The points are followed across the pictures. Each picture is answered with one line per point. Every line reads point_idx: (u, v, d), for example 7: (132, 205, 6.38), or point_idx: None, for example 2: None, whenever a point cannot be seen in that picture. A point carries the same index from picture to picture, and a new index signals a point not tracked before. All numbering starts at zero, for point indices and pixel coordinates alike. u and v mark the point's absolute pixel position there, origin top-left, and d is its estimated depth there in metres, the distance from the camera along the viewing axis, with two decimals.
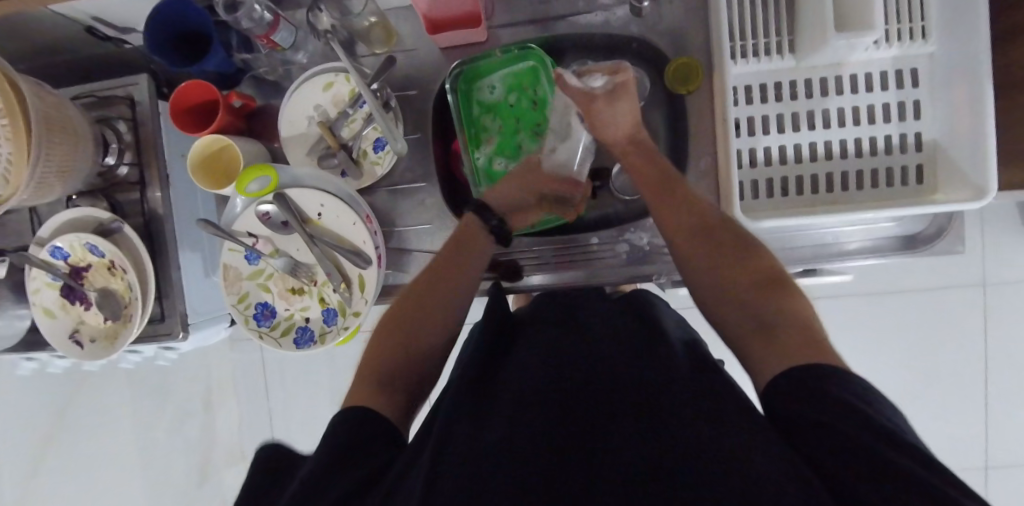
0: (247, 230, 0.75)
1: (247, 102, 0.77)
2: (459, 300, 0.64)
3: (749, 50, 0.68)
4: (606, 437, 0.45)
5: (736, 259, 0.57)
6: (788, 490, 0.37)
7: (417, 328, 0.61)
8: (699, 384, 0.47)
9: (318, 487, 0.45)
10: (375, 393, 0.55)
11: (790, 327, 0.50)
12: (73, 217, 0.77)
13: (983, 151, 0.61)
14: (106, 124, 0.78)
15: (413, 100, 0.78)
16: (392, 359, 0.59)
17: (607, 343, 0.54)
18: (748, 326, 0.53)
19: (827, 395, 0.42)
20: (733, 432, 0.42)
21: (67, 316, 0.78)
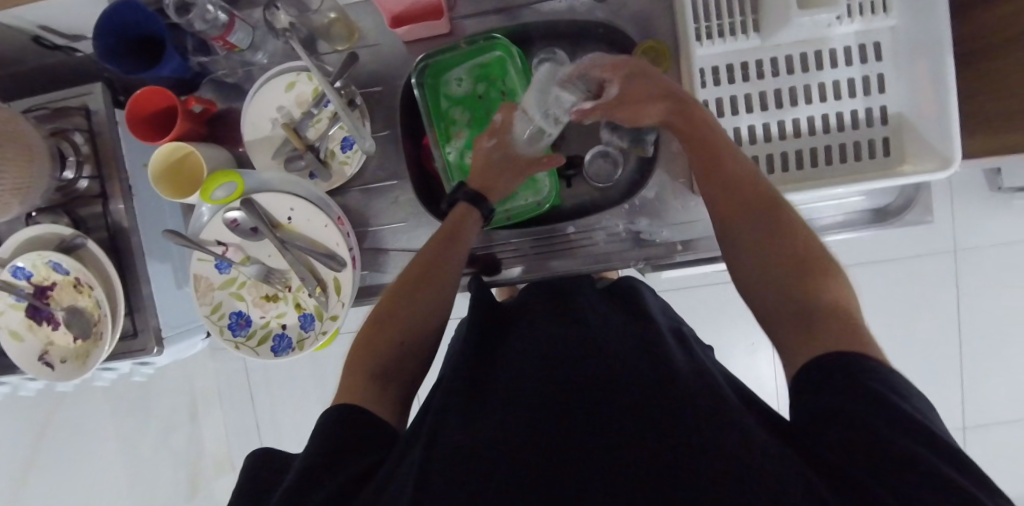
0: (215, 238, 0.73)
1: (208, 106, 0.74)
2: (440, 299, 0.62)
3: (714, 31, 0.67)
4: (608, 435, 0.43)
5: (789, 256, 0.53)
6: (779, 479, 0.38)
7: (405, 307, 0.60)
8: (702, 382, 0.46)
9: (310, 485, 0.45)
10: (372, 393, 0.54)
11: (833, 320, 0.47)
12: (33, 235, 0.74)
13: (947, 120, 0.62)
14: (62, 137, 0.75)
15: (380, 96, 0.77)
16: (387, 349, 0.58)
17: (608, 339, 0.53)
18: (792, 313, 0.50)
19: (849, 373, 0.42)
20: (732, 431, 0.41)
21: (36, 338, 0.76)
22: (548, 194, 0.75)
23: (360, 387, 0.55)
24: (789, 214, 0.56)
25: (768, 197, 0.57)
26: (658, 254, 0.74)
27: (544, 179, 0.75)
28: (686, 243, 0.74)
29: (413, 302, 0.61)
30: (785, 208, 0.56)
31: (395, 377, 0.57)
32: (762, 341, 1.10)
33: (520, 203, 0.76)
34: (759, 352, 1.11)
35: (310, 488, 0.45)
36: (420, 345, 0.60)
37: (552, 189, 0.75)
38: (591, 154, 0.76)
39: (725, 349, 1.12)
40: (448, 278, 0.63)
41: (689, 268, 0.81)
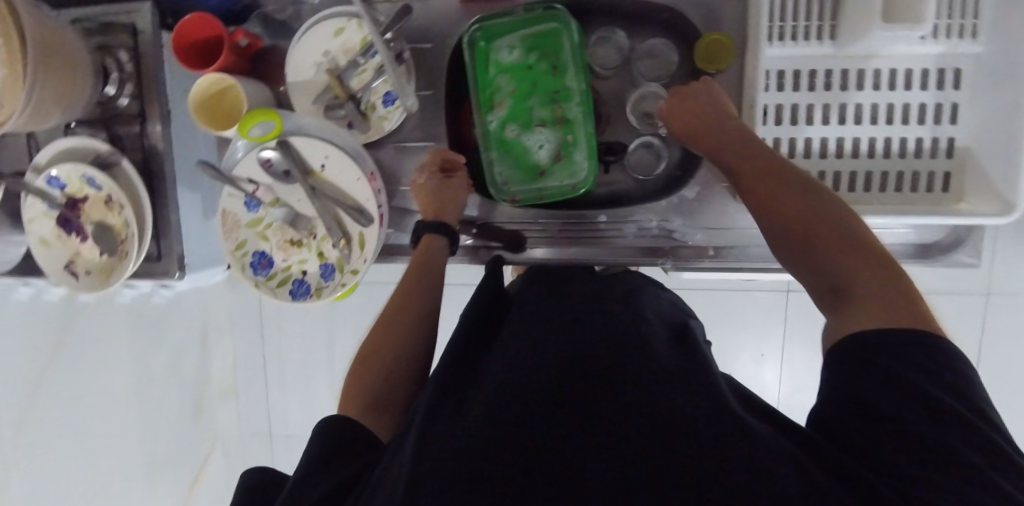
0: (247, 176, 0.73)
1: (253, 41, 0.73)
2: (433, 295, 0.65)
3: (787, 33, 0.63)
4: (608, 432, 0.42)
5: (812, 251, 0.50)
6: (779, 475, 0.38)
7: (403, 308, 0.64)
8: (683, 386, 0.46)
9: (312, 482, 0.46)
10: (372, 409, 0.55)
11: (867, 280, 0.46)
12: (70, 146, 0.75)
13: (1016, 163, 0.58)
14: (108, 52, 0.74)
15: (427, 53, 0.74)
16: (385, 347, 0.60)
17: (602, 344, 0.53)
18: (826, 279, 0.49)
19: (875, 369, 0.41)
20: (736, 441, 0.40)
21: (63, 248, 0.77)
22: (584, 178, 0.73)
23: (358, 398, 0.55)
24: (833, 213, 0.51)
25: (822, 198, 0.52)
26: (685, 256, 0.74)
27: (583, 162, 0.73)
28: (718, 249, 0.73)
29: (410, 302, 0.64)
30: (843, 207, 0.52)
31: (386, 385, 0.57)
32: (770, 352, 1.09)
33: (553, 185, 0.74)
34: (766, 363, 1.10)
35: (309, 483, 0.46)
36: (415, 354, 0.61)
37: (590, 174, 0.72)
38: (634, 143, 0.74)
39: (732, 355, 1.11)
40: (435, 275, 0.66)
41: (712, 274, 0.79)
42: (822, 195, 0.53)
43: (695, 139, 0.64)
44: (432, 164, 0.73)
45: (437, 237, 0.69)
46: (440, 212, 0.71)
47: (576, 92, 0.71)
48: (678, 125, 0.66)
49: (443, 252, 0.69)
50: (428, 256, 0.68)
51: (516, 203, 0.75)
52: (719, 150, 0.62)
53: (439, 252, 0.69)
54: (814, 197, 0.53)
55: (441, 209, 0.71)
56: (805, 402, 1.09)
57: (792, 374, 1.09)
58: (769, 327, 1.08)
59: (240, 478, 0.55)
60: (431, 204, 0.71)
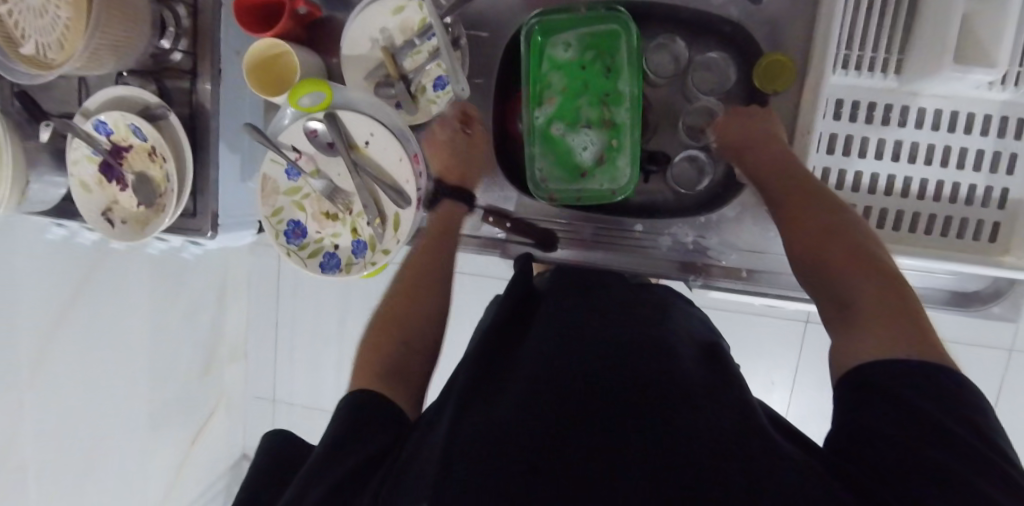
0: (291, 143, 0.74)
1: (313, 10, 0.72)
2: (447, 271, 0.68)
3: (852, 61, 0.63)
4: (608, 434, 0.41)
5: (829, 278, 0.51)
6: (780, 474, 0.37)
7: (420, 283, 0.65)
8: (683, 389, 0.45)
9: (331, 463, 0.45)
10: (390, 384, 0.54)
11: (864, 294, 0.48)
12: (119, 94, 0.76)
13: None
14: (167, 6, 0.75)
15: (483, 41, 0.74)
16: (400, 322, 0.62)
17: (606, 342, 0.52)
18: (830, 290, 0.51)
19: (892, 393, 0.40)
20: (738, 447, 0.39)
21: (103, 194, 0.78)
22: (624, 185, 0.72)
23: (374, 373, 0.55)
24: (857, 243, 0.52)
25: (845, 223, 0.54)
26: (715, 275, 0.73)
27: (625, 169, 0.72)
28: (751, 271, 0.72)
29: (427, 276, 0.66)
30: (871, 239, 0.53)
31: (403, 365, 0.57)
32: (782, 381, 1.08)
33: (592, 188, 0.74)
34: (777, 390, 1.09)
35: (329, 464, 0.45)
36: (428, 332, 0.62)
37: (631, 181, 0.72)
38: (680, 155, 0.73)
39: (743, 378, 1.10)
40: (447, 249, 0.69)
41: (739, 295, 0.79)
42: (849, 222, 0.54)
43: (744, 151, 0.63)
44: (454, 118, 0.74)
45: (450, 207, 0.74)
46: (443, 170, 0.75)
47: (629, 97, 0.71)
48: (730, 134, 0.66)
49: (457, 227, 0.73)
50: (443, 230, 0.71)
51: (553, 201, 0.74)
52: (763, 173, 0.61)
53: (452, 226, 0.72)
54: (842, 232, 0.53)
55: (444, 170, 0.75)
56: (811, 434, 1.08)
57: (801, 405, 1.08)
58: (783, 355, 1.07)
59: (258, 446, 0.56)
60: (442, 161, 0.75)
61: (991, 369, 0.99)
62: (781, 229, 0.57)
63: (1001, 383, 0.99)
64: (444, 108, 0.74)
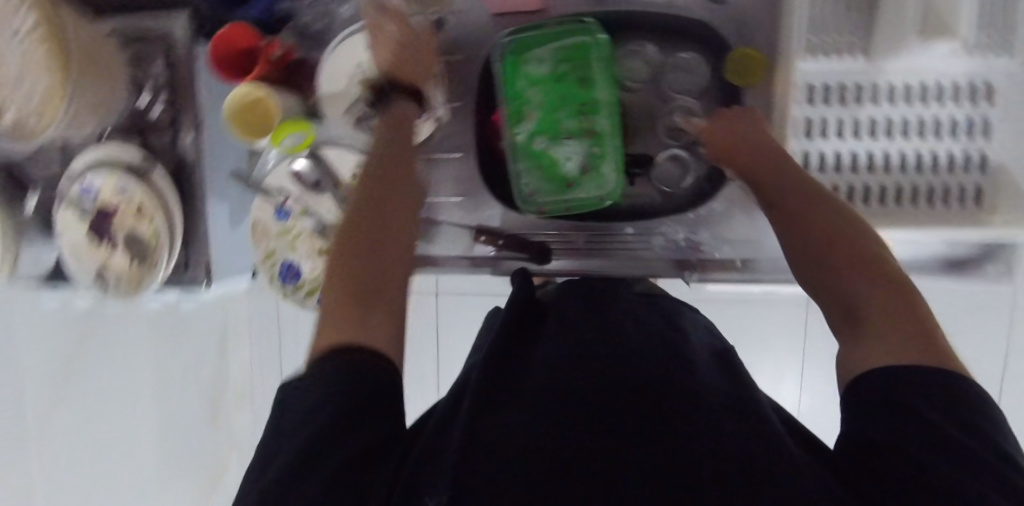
0: (278, 186, 0.74)
1: (287, 52, 0.73)
2: (411, 188, 0.58)
3: (823, 47, 0.63)
4: (608, 434, 0.40)
5: (828, 281, 0.49)
6: (779, 475, 0.36)
7: (382, 200, 0.54)
8: (686, 386, 0.45)
9: (309, 465, 0.37)
10: (360, 330, 0.44)
11: (866, 298, 0.45)
12: (101, 156, 0.75)
13: None
14: (143, 63, 0.75)
15: (458, 65, 0.75)
16: (367, 248, 0.51)
17: (605, 345, 0.51)
18: (833, 297, 0.48)
19: (901, 405, 0.37)
20: (741, 444, 0.38)
21: (93, 258, 0.77)
22: (611, 190, 0.73)
23: (352, 320, 0.45)
24: (858, 242, 0.50)
25: (841, 217, 0.52)
26: (710, 270, 0.75)
27: (611, 175, 0.73)
28: (745, 261, 0.73)
29: (392, 194, 0.55)
30: (869, 233, 0.51)
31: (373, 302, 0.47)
32: (790, 369, 1.08)
33: (580, 196, 0.75)
34: (788, 377, 1.08)
35: (302, 473, 0.37)
36: (400, 251, 0.53)
37: (618, 186, 0.73)
38: (662, 154, 0.74)
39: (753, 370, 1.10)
40: (404, 162, 0.59)
41: (738, 286, 0.80)
42: (841, 218, 0.52)
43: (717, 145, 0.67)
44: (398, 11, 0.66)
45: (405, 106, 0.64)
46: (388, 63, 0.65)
47: (607, 106, 0.72)
48: (716, 136, 0.67)
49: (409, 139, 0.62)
50: (396, 142, 0.60)
51: (543, 214, 0.76)
52: (750, 170, 0.62)
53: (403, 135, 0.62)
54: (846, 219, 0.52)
55: (391, 64, 0.65)
56: (827, 417, 1.08)
57: (813, 391, 1.08)
58: (790, 342, 1.07)
59: None
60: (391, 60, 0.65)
61: None
62: (773, 228, 0.57)
63: None
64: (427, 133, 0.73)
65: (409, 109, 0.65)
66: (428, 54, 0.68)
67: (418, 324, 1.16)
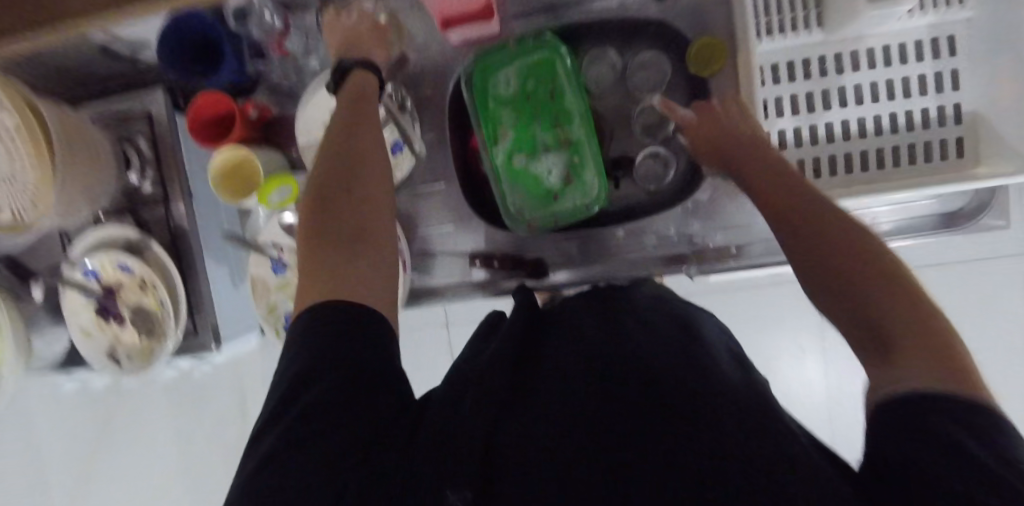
0: (271, 241, 0.76)
1: (262, 110, 0.77)
2: (376, 148, 0.61)
3: (774, 27, 0.65)
4: (605, 435, 0.39)
5: (848, 288, 0.46)
6: (779, 474, 0.35)
7: (350, 167, 0.58)
8: (690, 380, 0.44)
9: (303, 434, 0.42)
10: (342, 289, 0.49)
11: (894, 321, 0.42)
12: (99, 237, 0.78)
13: None
14: (127, 142, 0.78)
15: (428, 98, 0.77)
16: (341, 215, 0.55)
17: (606, 340, 0.51)
18: (855, 318, 0.45)
19: (919, 421, 0.35)
20: (744, 444, 0.37)
21: (104, 336, 0.79)
22: (596, 194, 0.74)
23: (334, 282, 0.50)
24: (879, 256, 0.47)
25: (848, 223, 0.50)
26: (708, 259, 0.74)
27: (593, 180, 0.73)
28: (740, 247, 0.73)
29: (360, 161, 0.59)
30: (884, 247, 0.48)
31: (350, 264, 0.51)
32: (811, 346, 1.07)
33: (566, 206, 0.75)
34: (810, 354, 1.07)
35: (296, 446, 0.42)
36: (374, 208, 0.57)
37: (602, 190, 0.73)
38: (641, 155, 0.73)
39: (774, 353, 1.08)
40: (368, 126, 0.62)
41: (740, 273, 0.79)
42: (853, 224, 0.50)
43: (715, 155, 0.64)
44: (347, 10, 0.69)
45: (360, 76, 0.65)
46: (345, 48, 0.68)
47: (578, 113, 0.73)
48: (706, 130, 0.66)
49: (372, 102, 0.64)
50: (359, 107, 0.63)
51: (533, 229, 0.76)
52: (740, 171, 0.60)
53: (365, 100, 0.64)
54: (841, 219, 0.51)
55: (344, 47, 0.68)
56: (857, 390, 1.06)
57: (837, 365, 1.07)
58: (806, 320, 1.06)
59: None
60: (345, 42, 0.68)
61: None
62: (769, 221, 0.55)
63: None
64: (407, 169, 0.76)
65: (371, 78, 0.66)
66: (380, 31, 0.70)
67: (432, 355, 1.15)
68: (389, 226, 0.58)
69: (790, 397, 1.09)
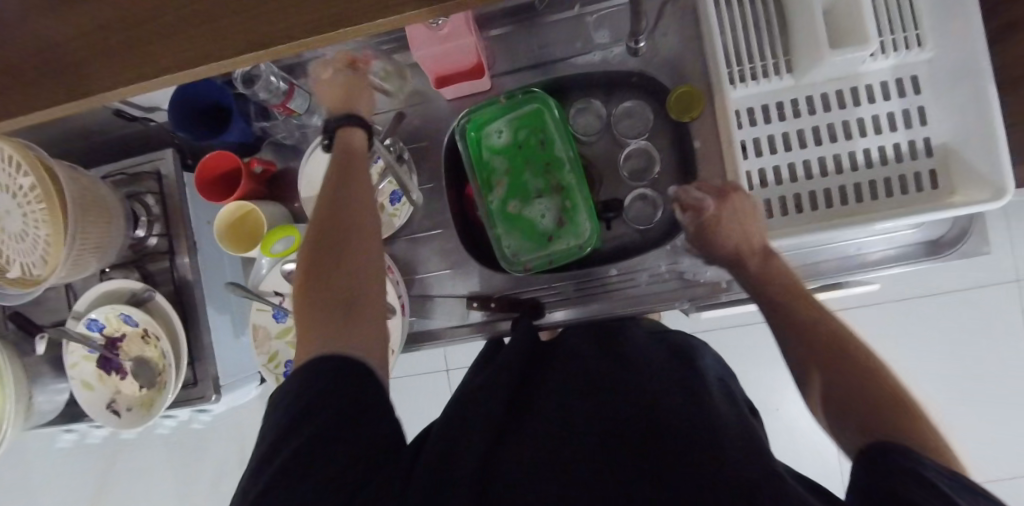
0: (273, 289, 0.78)
1: (267, 166, 0.80)
2: (365, 199, 0.64)
3: (747, 74, 0.69)
4: (603, 446, 0.44)
5: (836, 376, 0.52)
6: (750, 468, 0.39)
7: (343, 222, 0.62)
8: (669, 389, 0.48)
9: (306, 465, 0.44)
10: (349, 337, 0.54)
11: (872, 394, 0.49)
12: (104, 290, 0.80)
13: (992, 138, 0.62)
14: (136, 199, 0.81)
15: (423, 150, 0.81)
16: (334, 269, 0.59)
17: (594, 362, 0.55)
18: (838, 389, 0.51)
19: (907, 467, 0.40)
20: (719, 442, 0.42)
21: (105, 388, 0.80)
22: (589, 236, 0.76)
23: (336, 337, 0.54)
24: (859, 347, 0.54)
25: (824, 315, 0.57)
26: (700, 294, 0.74)
27: (585, 222, 0.76)
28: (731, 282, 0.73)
29: (350, 216, 0.62)
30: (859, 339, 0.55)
31: (353, 313, 0.56)
32: None
33: (560, 248, 0.77)
34: None
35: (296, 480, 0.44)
36: (367, 257, 0.61)
37: (593, 232, 0.76)
38: (629, 198, 0.78)
39: (776, 390, 1.09)
40: (360, 180, 0.64)
41: (734, 309, 0.80)
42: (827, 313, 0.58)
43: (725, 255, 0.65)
44: (343, 61, 0.71)
45: (351, 131, 0.67)
46: (336, 106, 0.69)
47: (568, 160, 0.77)
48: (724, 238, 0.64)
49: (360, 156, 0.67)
50: (347, 163, 0.65)
51: (529, 271, 0.78)
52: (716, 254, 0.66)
53: (353, 155, 0.67)
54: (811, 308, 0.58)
55: (337, 105, 0.69)
56: None
57: None
58: None
59: None
60: (336, 98, 0.69)
61: (986, 304, 1.08)
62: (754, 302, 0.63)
63: (995, 318, 1.08)
64: (405, 218, 0.80)
65: (361, 134, 0.68)
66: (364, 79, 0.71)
67: (433, 396, 1.18)
68: (379, 268, 0.61)
69: (796, 436, 1.08)
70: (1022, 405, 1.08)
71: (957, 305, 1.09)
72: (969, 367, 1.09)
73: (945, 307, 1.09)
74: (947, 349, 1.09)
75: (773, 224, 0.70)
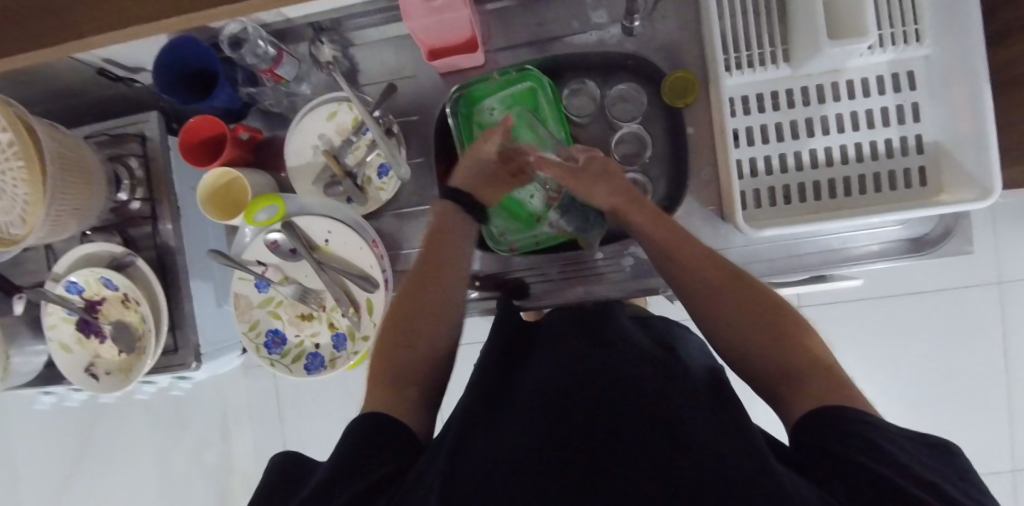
0: (256, 258, 0.78)
1: (253, 134, 0.79)
2: (450, 272, 0.66)
3: (744, 62, 0.68)
4: (598, 439, 0.42)
5: (783, 351, 0.51)
6: (752, 472, 0.38)
7: (422, 292, 0.64)
8: (657, 380, 0.47)
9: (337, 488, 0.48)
10: (387, 396, 0.58)
11: (809, 373, 0.49)
12: (85, 252, 0.78)
13: (982, 137, 0.62)
14: (119, 161, 0.79)
15: (414, 125, 0.80)
16: (406, 338, 0.62)
17: (576, 349, 0.53)
18: (776, 364, 0.51)
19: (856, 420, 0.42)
20: (714, 441, 0.40)
21: (84, 351, 0.80)
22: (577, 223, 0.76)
23: (400, 397, 0.58)
24: (801, 329, 0.53)
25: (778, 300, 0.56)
26: None
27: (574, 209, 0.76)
28: None
29: (427, 288, 0.65)
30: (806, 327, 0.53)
31: (411, 372, 0.60)
32: None
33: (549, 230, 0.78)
34: None
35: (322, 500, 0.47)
36: (443, 331, 0.63)
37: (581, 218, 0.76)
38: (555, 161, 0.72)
39: None
40: (450, 262, 0.66)
41: None
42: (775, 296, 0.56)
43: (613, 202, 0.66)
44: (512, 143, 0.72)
45: (451, 209, 0.70)
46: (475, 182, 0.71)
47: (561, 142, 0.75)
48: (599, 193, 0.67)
49: (455, 232, 0.69)
50: (438, 240, 0.68)
51: (516, 251, 0.78)
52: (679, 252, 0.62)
53: (450, 230, 0.69)
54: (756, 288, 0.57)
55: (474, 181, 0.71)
56: None
57: None
58: None
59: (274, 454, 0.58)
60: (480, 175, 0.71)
61: (968, 302, 1.09)
62: (702, 290, 0.60)
63: (977, 315, 1.09)
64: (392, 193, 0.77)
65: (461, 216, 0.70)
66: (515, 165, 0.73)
67: None
68: (446, 336, 0.64)
69: None
70: (998, 402, 1.10)
71: (940, 302, 1.10)
72: (949, 364, 1.10)
73: (928, 305, 1.10)
74: (929, 345, 1.11)
75: (762, 213, 0.70)
